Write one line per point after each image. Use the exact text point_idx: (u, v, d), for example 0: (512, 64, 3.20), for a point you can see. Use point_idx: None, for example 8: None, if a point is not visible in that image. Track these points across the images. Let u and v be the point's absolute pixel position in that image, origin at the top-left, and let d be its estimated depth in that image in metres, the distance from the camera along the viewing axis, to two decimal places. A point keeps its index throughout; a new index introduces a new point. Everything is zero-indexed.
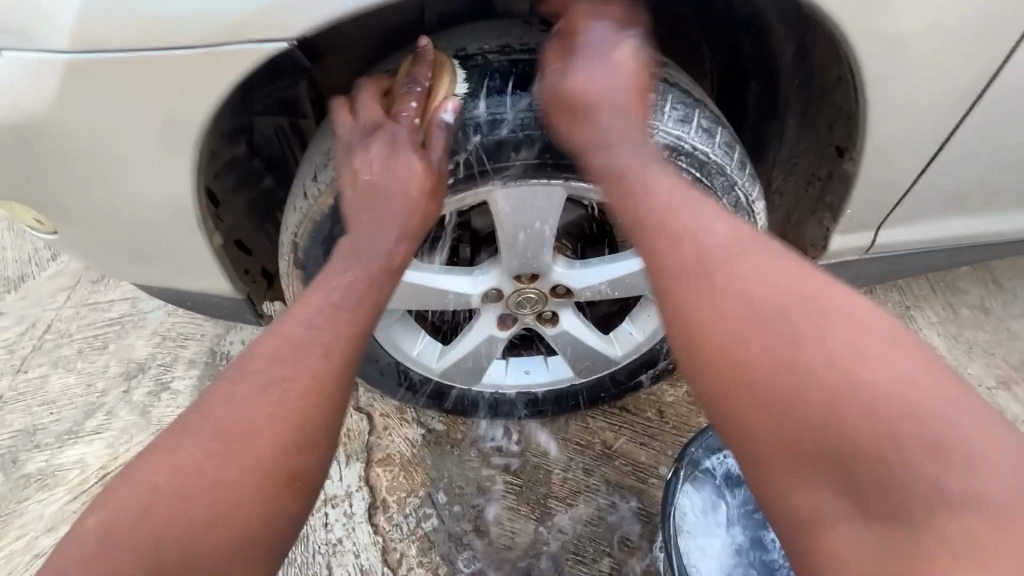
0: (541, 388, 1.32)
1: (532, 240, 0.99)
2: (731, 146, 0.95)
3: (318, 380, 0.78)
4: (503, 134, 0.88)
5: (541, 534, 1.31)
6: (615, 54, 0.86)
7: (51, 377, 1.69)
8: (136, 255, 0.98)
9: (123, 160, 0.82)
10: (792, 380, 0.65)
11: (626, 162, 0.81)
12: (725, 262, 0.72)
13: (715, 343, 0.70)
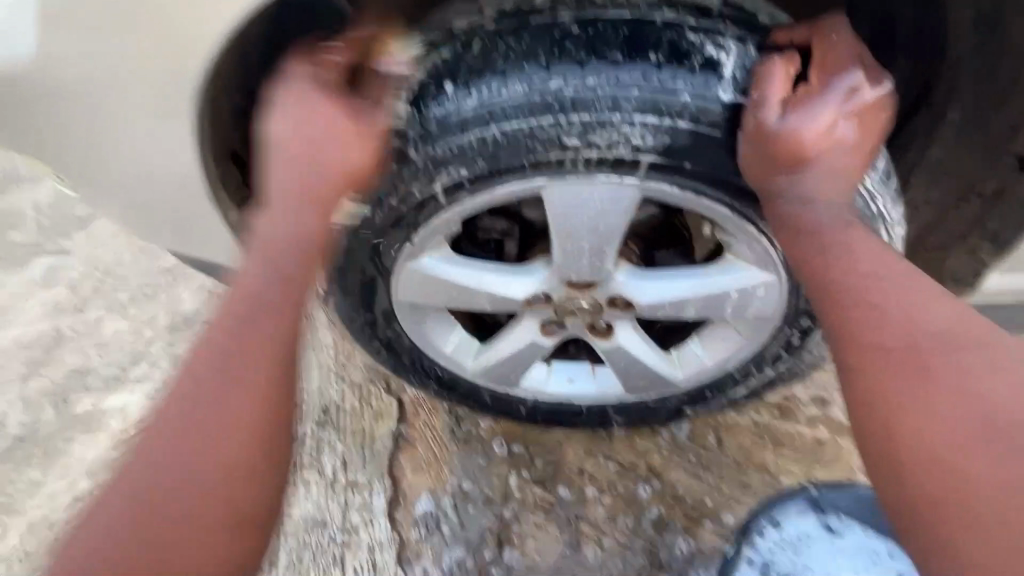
0: (585, 400, 1.18)
1: (596, 245, 0.81)
2: (874, 152, 0.73)
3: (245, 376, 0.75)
4: (585, 117, 0.68)
5: (568, 560, 1.18)
6: (862, 98, 0.68)
7: (105, 320, 1.73)
8: (145, 224, 0.91)
9: (117, 116, 0.74)
10: (962, 435, 0.60)
11: (824, 221, 0.69)
12: (944, 352, 0.63)
13: (888, 398, 0.63)
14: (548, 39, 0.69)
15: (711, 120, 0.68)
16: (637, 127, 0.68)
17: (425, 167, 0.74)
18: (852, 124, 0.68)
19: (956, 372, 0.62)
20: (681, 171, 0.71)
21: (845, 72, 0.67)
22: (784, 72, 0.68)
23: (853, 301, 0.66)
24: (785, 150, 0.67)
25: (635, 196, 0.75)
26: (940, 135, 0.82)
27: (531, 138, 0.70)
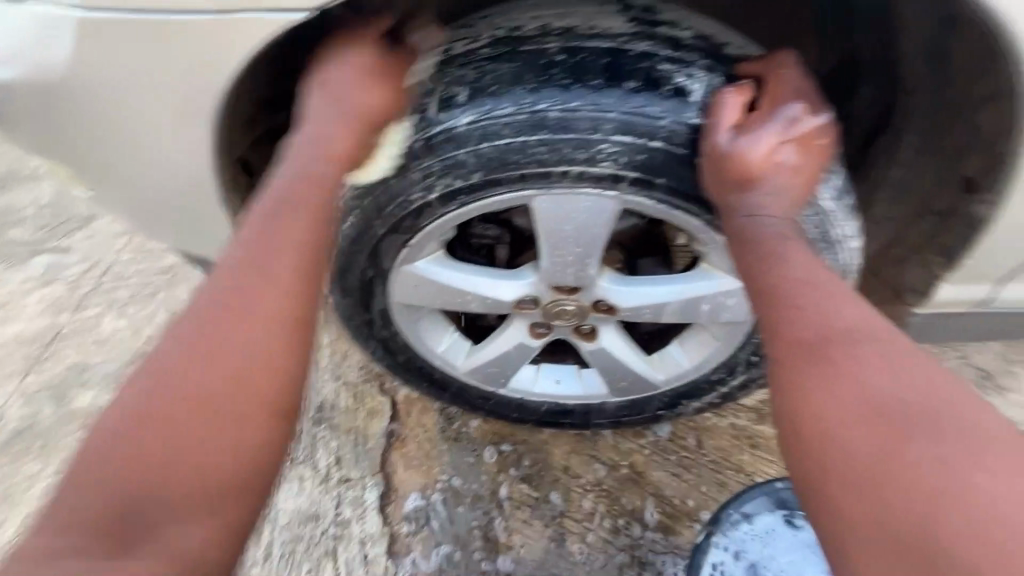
0: (570, 400, 1.24)
1: (580, 252, 0.87)
2: (830, 172, 0.80)
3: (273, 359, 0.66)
4: (567, 136, 0.75)
5: (553, 555, 1.23)
6: (806, 124, 0.75)
7: (104, 317, 1.77)
8: (153, 224, 0.96)
9: (137, 126, 0.80)
10: (860, 422, 0.59)
11: (771, 233, 0.73)
12: (852, 344, 0.63)
13: (796, 391, 0.64)
14: (537, 64, 0.76)
15: (681, 141, 0.75)
16: (615, 145, 0.75)
17: (420, 178, 0.80)
18: (795, 149, 0.75)
19: (864, 366, 0.61)
20: (655, 186, 0.78)
21: (785, 104, 0.75)
22: (734, 100, 0.75)
23: (781, 301, 0.68)
24: (733, 167, 0.73)
25: (616, 208, 0.81)
26: (897, 156, 0.89)
27: (518, 153, 0.76)
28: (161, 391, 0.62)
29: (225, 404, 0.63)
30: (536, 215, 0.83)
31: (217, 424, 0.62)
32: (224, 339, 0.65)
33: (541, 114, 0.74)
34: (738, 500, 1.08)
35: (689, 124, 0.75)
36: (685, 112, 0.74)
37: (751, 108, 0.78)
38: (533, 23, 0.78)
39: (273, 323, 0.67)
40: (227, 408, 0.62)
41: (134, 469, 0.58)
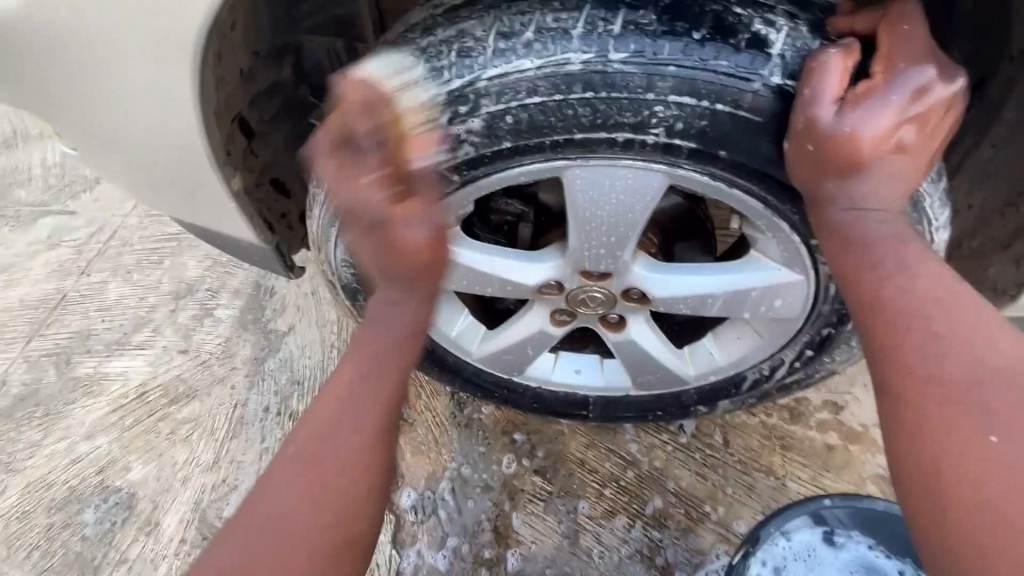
0: (590, 392, 1.15)
1: (616, 234, 0.76)
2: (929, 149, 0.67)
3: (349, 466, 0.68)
4: (616, 95, 0.63)
5: (565, 552, 1.16)
6: (932, 95, 0.61)
7: (110, 283, 1.72)
8: (141, 187, 0.87)
9: (121, 73, 0.71)
10: (1005, 469, 0.51)
11: (879, 230, 0.63)
12: (1010, 392, 0.54)
13: (924, 419, 0.55)
14: (581, 8, 0.64)
15: (752, 104, 0.63)
16: (671, 107, 0.63)
17: (444, 142, 0.69)
18: (915, 127, 0.62)
19: (1018, 415, 0.52)
20: (717, 160, 0.66)
21: (914, 65, 0.61)
22: (844, 63, 0.61)
23: (917, 320, 0.58)
24: (840, 152, 0.61)
25: (661, 184, 0.70)
26: (990, 134, 0.76)
27: (554, 115, 0.65)
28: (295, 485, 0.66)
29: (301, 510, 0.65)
30: (569, 189, 0.72)
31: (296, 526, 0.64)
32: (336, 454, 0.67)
33: (584, 71, 0.63)
34: (779, 517, 0.99)
35: (761, 85, 0.63)
36: (758, 70, 0.62)
37: (860, 72, 0.64)
38: None
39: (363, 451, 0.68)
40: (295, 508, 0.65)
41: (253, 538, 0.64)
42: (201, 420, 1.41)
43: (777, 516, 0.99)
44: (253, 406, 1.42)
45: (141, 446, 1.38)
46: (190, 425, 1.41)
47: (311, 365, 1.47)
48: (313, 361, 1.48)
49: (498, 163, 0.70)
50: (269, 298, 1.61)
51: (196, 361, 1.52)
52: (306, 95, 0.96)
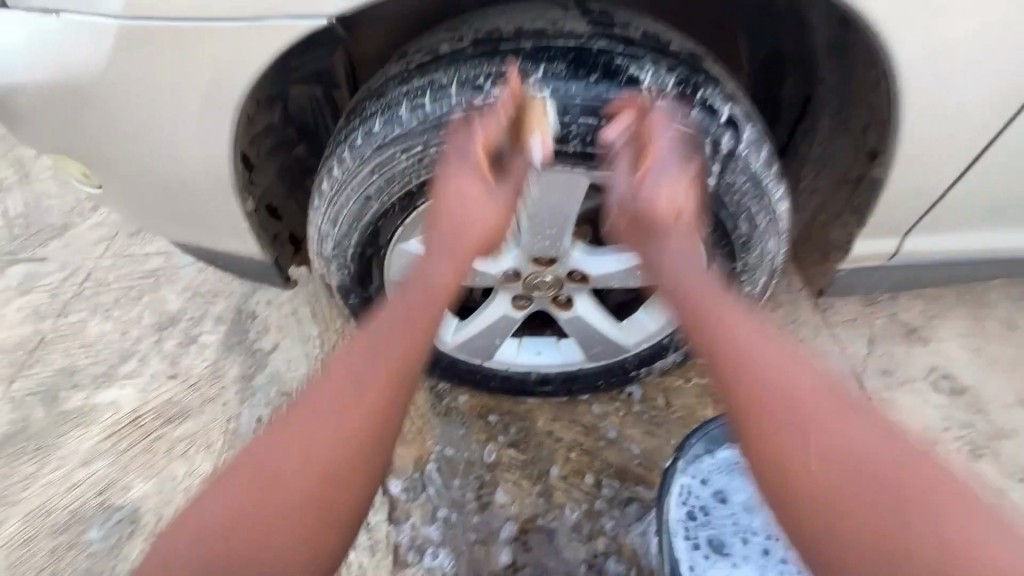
0: (550, 368, 1.36)
1: (555, 225, 1.00)
2: (761, 146, 0.95)
3: (345, 451, 0.81)
4: (543, 118, 0.88)
5: (541, 509, 1.34)
6: (687, 165, 0.90)
7: (90, 322, 1.81)
8: (172, 212, 1.10)
9: (162, 122, 0.95)
10: (772, 447, 0.81)
11: (682, 269, 0.92)
12: (738, 343, 0.87)
13: (727, 365, 0.87)
14: (511, 60, 0.89)
15: (639, 121, 0.88)
16: (582, 126, 0.88)
17: (420, 160, 0.91)
18: (684, 182, 0.90)
19: (751, 343, 0.87)
20: (617, 162, 0.91)
21: (666, 125, 0.88)
22: (624, 124, 0.87)
23: (701, 301, 0.90)
24: (645, 211, 0.91)
25: (584, 183, 0.94)
26: (817, 136, 1.06)
27: (498, 135, 0.89)
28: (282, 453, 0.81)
29: (311, 459, 0.80)
30: (518, 186, 0.95)
31: (300, 476, 0.79)
32: (320, 429, 0.82)
33: (516, 104, 0.87)
34: (699, 437, 1.19)
35: (642, 107, 0.87)
36: (638, 97, 0.88)
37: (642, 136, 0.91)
38: (507, 24, 0.91)
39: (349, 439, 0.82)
40: (296, 462, 0.80)
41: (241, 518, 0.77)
42: (196, 436, 1.52)
43: (697, 436, 1.18)
44: (246, 418, 1.54)
45: (139, 466, 1.47)
46: (186, 442, 1.51)
47: (297, 376, 1.61)
48: (300, 373, 1.62)
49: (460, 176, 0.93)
50: (251, 322, 1.74)
51: (186, 384, 1.62)
52: (291, 134, 1.16)
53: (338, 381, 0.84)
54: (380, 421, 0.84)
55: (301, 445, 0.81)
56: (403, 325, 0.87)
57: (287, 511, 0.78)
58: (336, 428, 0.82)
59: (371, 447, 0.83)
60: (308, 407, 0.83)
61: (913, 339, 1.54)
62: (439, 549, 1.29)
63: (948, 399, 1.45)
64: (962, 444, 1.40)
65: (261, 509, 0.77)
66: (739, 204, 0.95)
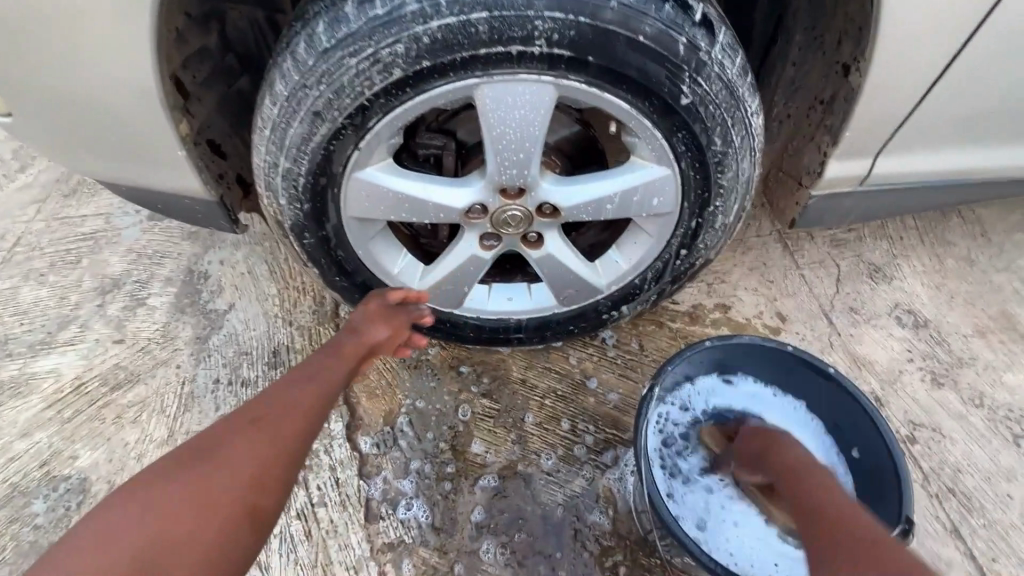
0: (521, 314, 1.32)
1: (523, 149, 0.94)
2: (735, 51, 0.91)
3: (269, 463, 0.76)
4: (506, 14, 0.80)
5: (516, 456, 1.30)
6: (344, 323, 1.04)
7: (24, 288, 1.67)
8: (101, 148, 1.01)
9: (72, 37, 0.84)
10: (805, 482, 0.87)
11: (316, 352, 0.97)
12: (783, 443, 0.99)
13: (769, 448, 0.98)
14: None
15: (611, 17, 0.81)
16: (548, 21, 0.81)
17: (373, 65, 0.82)
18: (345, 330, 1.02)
19: (787, 447, 0.97)
20: (587, 66, 0.84)
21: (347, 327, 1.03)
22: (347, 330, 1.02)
23: (756, 433, 1.05)
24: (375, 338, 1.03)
25: (552, 98, 0.88)
26: (790, 55, 1.02)
27: (460, 33, 0.81)
28: (196, 462, 0.73)
29: (228, 470, 0.72)
30: (482, 99, 0.88)
31: (226, 487, 0.71)
32: (252, 433, 0.78)
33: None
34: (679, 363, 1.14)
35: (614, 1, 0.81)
36: None
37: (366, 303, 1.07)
38: None
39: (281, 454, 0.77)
40: (213, 473, 0.72)
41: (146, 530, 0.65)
42: (148, 401, 1.42)
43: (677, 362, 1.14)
44: (202, 380, 1.45)
45: (86, 434, 1.37)
46: (136, 407, 1.41)
47: (256, 336, 1.52)
48: (259, 333, 1.53)
49: (419, 85, 0.85)
50: (204, 282, 1.63)
51: (134, 348, 1.52)
52: (231, 64, 1.06)
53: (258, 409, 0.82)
54: (304, 442, 0.81)
55: (216, 467, 0.73)
56: (323, 382, 0.90)
57: (234, 496, 0.71)
58: (255, 433, 0.78)
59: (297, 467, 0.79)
60: (249, 426, 0.78)
61: (878, 277, 1.56)
62: (413, 500, 1.24)
63: (911, 333, 1.48)
64: (924, 375, 1.44)
65: (184, 499, 0.69)
66: (714, 114, 0.91)
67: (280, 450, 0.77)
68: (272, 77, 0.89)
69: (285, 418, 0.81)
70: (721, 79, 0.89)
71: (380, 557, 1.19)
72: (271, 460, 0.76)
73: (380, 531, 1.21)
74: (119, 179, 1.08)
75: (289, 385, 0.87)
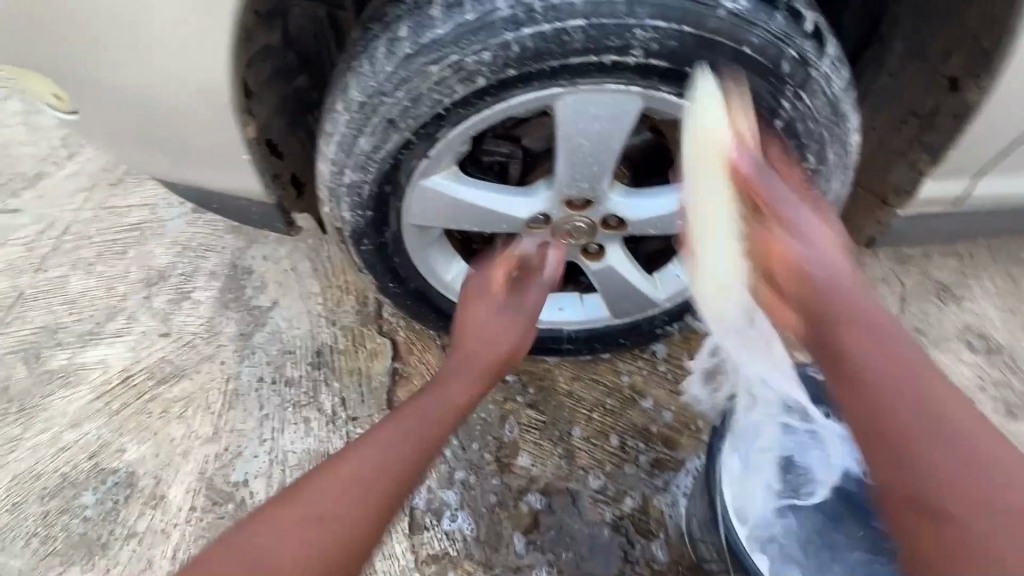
0: (572, 325, 1.28)
1: (595, 161, 0.90)
2: (842, 63, 0.85)
3: (379, 494, 0.74)
4: (605, 22, 0.76)
5: (563, 471, 1.27)
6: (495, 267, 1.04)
7: (73, 277, 1.68)
8: (159, 147, 1.00)
9: (145, 37, 0.83)
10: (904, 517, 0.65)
11: (492, 313, 1.01)
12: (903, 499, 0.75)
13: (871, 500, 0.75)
14: None
15: (716, 27, 0.77)
16: (649, 31, 0.76)
17: (455, 73, 0.79)
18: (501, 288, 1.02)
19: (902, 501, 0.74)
20: (682, 78, 0.81)
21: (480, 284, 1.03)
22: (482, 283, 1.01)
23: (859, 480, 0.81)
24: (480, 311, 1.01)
25: (633, 112, 0.84)
26: (887, 64, 0.94)
27: (552, 42, 0.77)
28: (340, 497, 0.72)
29: (347, 497, 0.72)
30: (563, 109, 0.83)
31: (334, 530, 0.69)
32: (334, 485, 0.73)
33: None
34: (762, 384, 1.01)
35: (722, 9, 0.77)
36: None
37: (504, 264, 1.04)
38: None
39: (395, 484, 0.76)
40: (312, 507, 0.70)
41: (296, 551, 0.66)
42: (193, 397, 1.42)
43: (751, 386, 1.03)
44: (246, 378, 1.45)
45: (133, 428, 1.38)
46: (182, 403, 1.41)
47: (299, 335, 1.51)
48: (302, 332, 1.52)
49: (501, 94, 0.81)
50: (247, 277, 1.62)
51: (179, 343, 1.52)
52: (291, 63, 1.00)
53: (343, 464, 0.75)
54: (411, 479, 0.79)
55: (342, 483, 0.73)
56: (445, 397, 0.90)
57: (361, 505, 0.72)
58: (361, 485, 0.74)
59: (408, 489, 0.78)
60: (335, 474, 0.74)
61: (947, 297, 1.48)
62: (457, 512, 1.22)
63: (982, 359, 1.40)
64: (995, 404, 1.36)
65: (318, 546, 0.67)
66: (811, 133, 0.86)
67: (385, 492, 0.74)
68: (345, 78, 0.86)
69: (393, 455, 0.79)
70: (819, 94, 0.84)
71: (424, 567, 1.17)
72: (379, 498, 0.74)
73: (424, 541, 1.19)
74: (173, 176, 1.08)
75: (429, 398, 0.89)
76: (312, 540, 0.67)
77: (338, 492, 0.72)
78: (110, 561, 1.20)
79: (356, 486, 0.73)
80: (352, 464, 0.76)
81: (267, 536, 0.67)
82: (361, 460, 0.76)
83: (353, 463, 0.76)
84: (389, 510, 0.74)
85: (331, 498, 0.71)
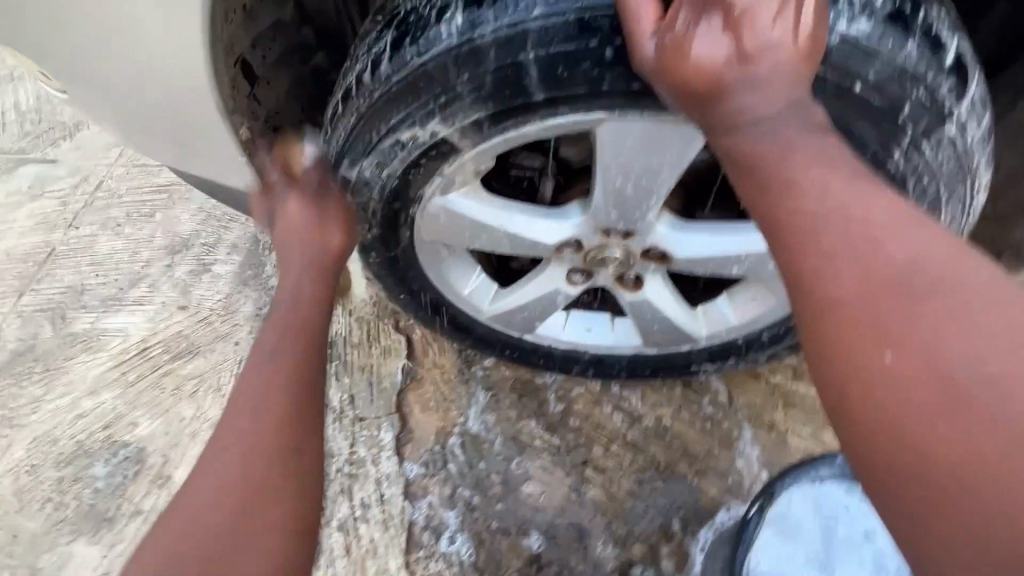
0: (600, 349, 1.15)
1: (640, 193, 0.79)
2: (976, 100, 0.70)
3: (284, 400, 0.66)
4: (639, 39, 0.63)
5: (573, 503, 1.18)
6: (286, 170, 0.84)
7: (102, 237, 1.67)
8: (147, 140, 0.89)
9: (131, 18, 0.72)
10: (912, 371, 0.46)
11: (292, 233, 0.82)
12: (940, 285, 0.48)
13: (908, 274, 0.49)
14: None
15: (834, 60, 0.63)
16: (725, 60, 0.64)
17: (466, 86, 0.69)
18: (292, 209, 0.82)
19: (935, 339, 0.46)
20: None
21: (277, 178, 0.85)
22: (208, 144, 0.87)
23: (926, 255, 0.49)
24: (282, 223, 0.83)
25: (684, 142, 0.73)
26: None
27: (581, 59, 0.66)
28: (241, 420, 0.65)
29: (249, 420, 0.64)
30: (600, 134, 0.73)
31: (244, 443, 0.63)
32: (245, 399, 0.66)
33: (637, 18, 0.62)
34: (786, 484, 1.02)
35: (843, 36, 0.62)
36: (839, 22, 0.62)
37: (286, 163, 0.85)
38: None
39: (298, 393, 0.68)
40: (223, 444, 0.63)
41: (228, 500, 0.60)
42: (205, 376, 1.41)
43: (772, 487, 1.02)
44: None
45: (147, 402, 1.38)
46: (194, 381, 1.40)
47: None
48: None
49: (519, 113, 0.71)
50: (268, 254, 1.57)
51: (197, 318, 1.49)
52: (307, 38, 0.89)
53: (243, 387, 0.68)
54: (302, 384, 0.69)
55: (244, 406, 0.66)
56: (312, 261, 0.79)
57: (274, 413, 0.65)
58: (264, 394, 0.66)
59: (306, 373, 0.70)
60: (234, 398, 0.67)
61: None
62: (457, 534, 1.16)
63: None
64: None
65: (232, 474, 0.61)
66: (933, 180, 0.74)
67: (285, 418, 0.65)
68: (348, 80, 0.77)
69: (273, 372, 0.68)
70: (918, 129, 0.69)
71: None
72: (290, 403, 0.67)
73: (420, 560, 1.15)
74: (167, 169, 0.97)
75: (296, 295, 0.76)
76: (240, 464, 0.62)
77: (244, 419, 0.65)
78: (115, 536, 1.22)
79: (256, 397, 0.66)
80: (243, 384, 0.68)
81: (185, 506, 0.60)
82: (253, 376, 0.68)
83: (243, 384, 0.68)
84: (302, 400, 0.67)
85: (245, 425, 0.64)
